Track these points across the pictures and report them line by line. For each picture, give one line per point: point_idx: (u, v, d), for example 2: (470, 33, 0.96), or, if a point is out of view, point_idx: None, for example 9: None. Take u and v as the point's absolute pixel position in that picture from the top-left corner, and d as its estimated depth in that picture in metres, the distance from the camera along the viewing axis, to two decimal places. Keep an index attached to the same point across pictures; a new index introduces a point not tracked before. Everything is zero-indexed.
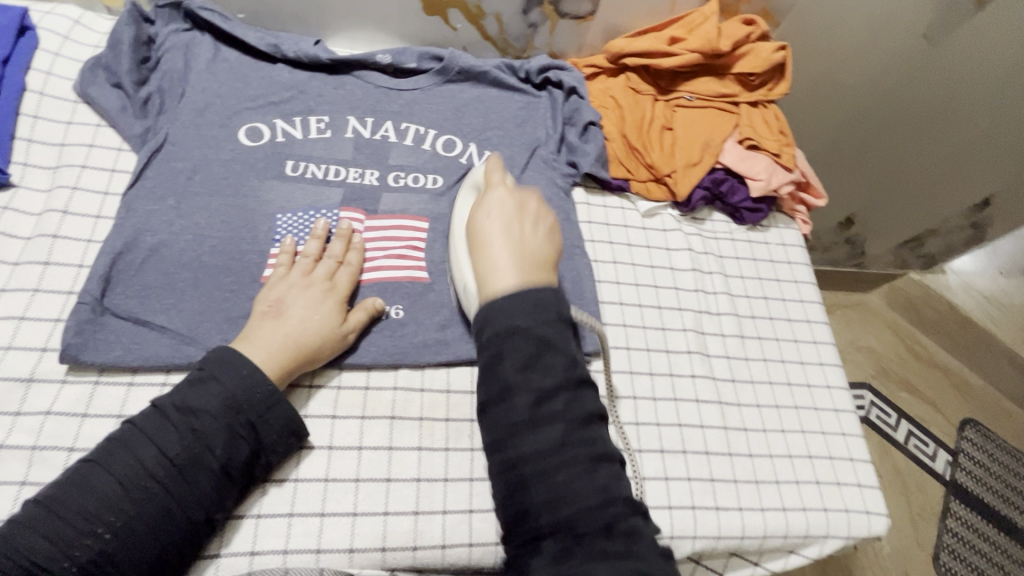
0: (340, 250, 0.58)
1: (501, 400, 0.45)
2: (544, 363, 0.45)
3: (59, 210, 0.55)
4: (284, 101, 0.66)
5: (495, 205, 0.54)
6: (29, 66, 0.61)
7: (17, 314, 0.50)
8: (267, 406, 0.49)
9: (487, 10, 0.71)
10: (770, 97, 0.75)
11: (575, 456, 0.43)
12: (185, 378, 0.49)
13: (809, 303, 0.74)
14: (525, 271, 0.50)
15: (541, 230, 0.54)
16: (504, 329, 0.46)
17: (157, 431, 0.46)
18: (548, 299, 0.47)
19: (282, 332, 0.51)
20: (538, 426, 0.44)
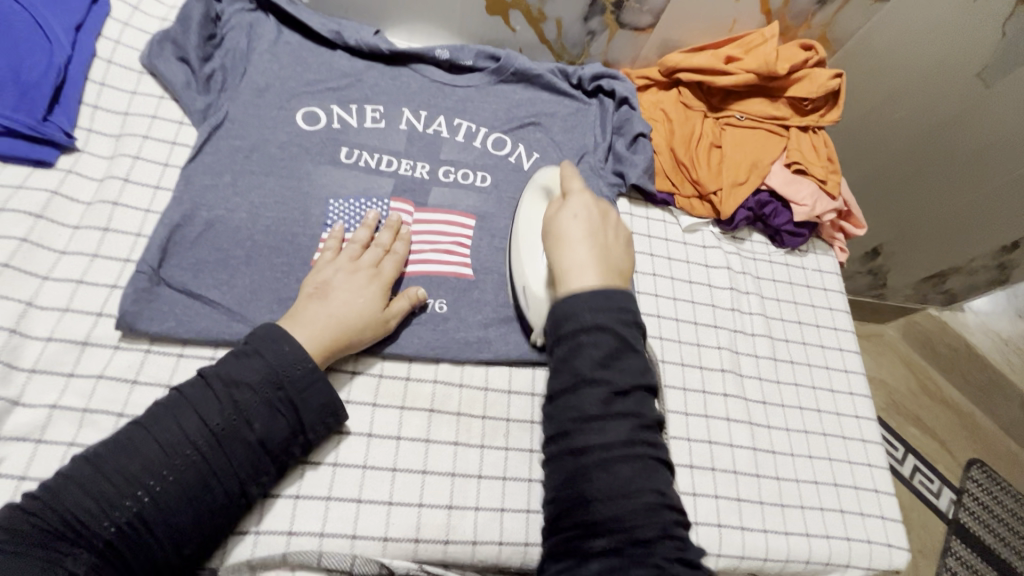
0: (387, 239, 0.58)
1: (573, 391, 0.47)
2: (621, 362, 0.48)
3: (120, 178, 0.56)
4: (341, 88, 0.67)
5: (580, 208, 0.55)
6: (99, 33, 0.62)
7: (75, 278, 0.51)
8: (308, 382, 0.48)
9: (549, 14, 0.72)
10: (822, 123, 0.75)
11: (640, 455, 0.46)
12: (229, 351, 0.49)
13: (842, 331, 0.74)
14: (605, 273, 0.52)
15: (621, 241, 0.56)
16: (588, 325, 0.48)
17: (201, 402, 0.45)
18: (631, 309, 0.50)
19: (327, 312, 0.51)
20: (606, 421, 0.46)
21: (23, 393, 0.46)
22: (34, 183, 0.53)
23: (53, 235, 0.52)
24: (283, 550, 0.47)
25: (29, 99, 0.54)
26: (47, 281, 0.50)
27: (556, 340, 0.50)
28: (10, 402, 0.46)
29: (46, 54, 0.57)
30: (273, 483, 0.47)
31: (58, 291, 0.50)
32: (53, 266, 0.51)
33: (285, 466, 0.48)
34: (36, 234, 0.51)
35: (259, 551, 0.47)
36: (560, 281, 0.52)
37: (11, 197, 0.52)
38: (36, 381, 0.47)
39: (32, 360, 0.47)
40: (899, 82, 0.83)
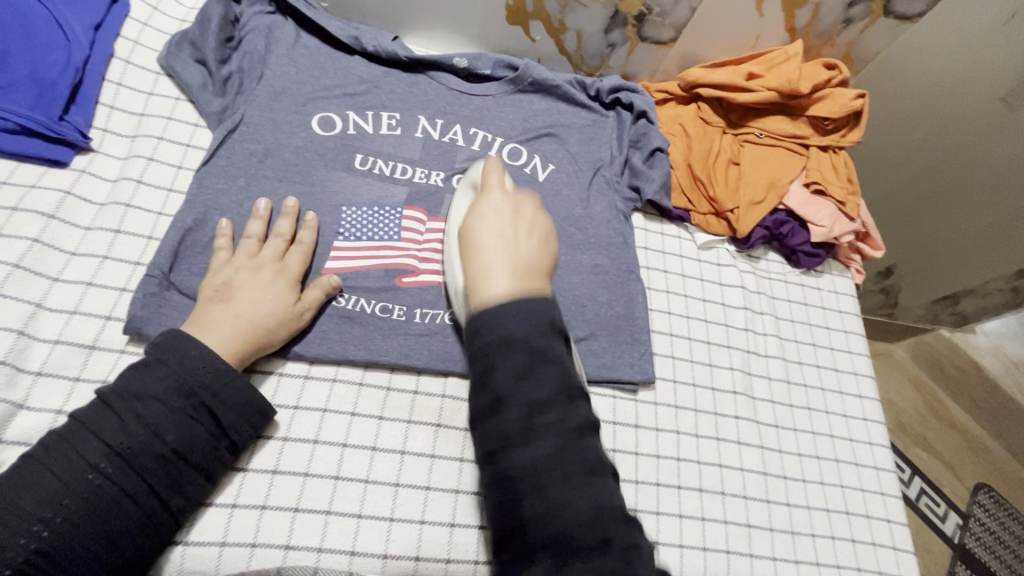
0: (287, 227, 0.56)
1: (494, 412, 0.42)
2: (537, 373, 0.42)
3: (134, 179, 0.56)
4: (358, 94, 0.66)
5: (489, 209, 0.52)
6: (119, 33, 0.62)
7: (85, 279, 0.50)
8: (222, 384, 0.46)
9: (570, 25, 0.71)
10: (842, 143, 0.74)
11: (570, 470, 0.41)
12: (130, 365, 0.46)
13: (857, 354, 0.73)
14: (515, 276, 0.47)
15: (536, 237, 0.51)
16: (495, 341, 0.43)
17: (99, 422, 0.43)
18: (541, 309, 0.44)
19: (231, 313, 0.49)
20: (531, 439, 0.41)
21: (27, 397, 0.45)
22: (47, 183, 0.53)
23: (65, 236, 0.51)
24: (280, 565, 0.46)
25: (45, 99, 0.54)
26: (57, 283, 0.49)
27: (469, 354, 0.44)
28: (14, 405, 0.45)
29: (64, 53, 0.56)
30: (201, 494, 0.45)
31: (67, 293, 0.49)
32: (62, 267, 0.50)
33: (211, 475, 0.46)
34: (47, 235, 0.51)
35: (255, 563, 0.45)
36: (471, 292, 0.47)
37: (24, 197, 0.51)
38: (42, 384, 0.46)
39: (37, 363, 0.47)
40: (921, 102, 0.82)
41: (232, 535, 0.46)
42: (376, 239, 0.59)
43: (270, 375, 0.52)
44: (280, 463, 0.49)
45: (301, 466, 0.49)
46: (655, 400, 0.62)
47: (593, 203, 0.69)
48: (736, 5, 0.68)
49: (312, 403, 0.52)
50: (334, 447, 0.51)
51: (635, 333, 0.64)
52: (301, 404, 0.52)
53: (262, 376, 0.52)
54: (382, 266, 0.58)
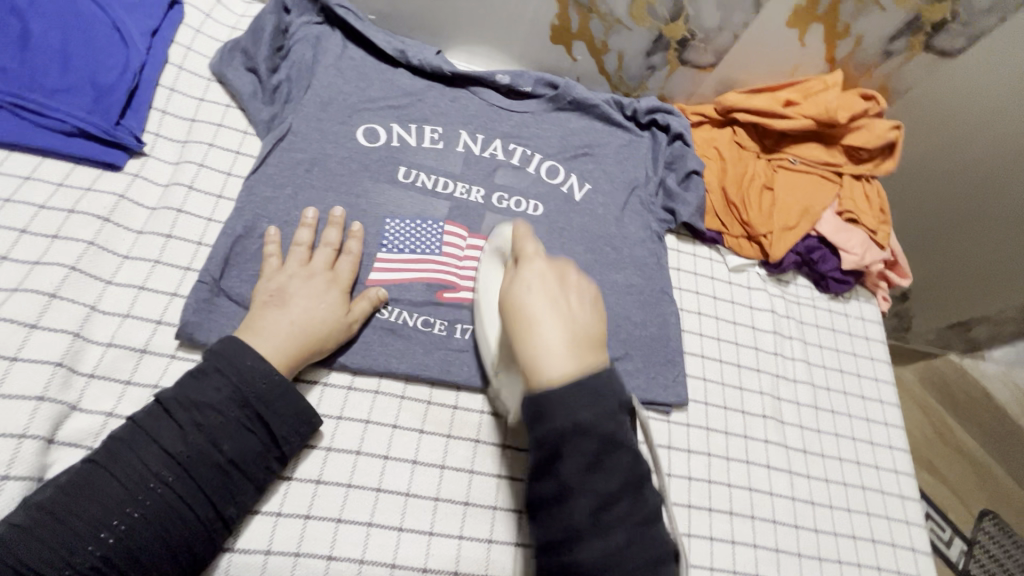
0: (336, 237, 0.57)
1: (558, 504, 0.42)
2: (608, 463, 0.41)
3: (185, 184, 0.56)
4: (401, 106, 0.67)
5: (534, 277, 0.47)
6: (173, 39, 0.63)
7: (137, 283, 0.51)
8: (276, 395, 0.47)
9: (612, 46, 0.72)
10: (875, 172, 0.75)
11: (639, 558, 0.41)
12: (187, 373, 0.47)
13: (883, 382, 0.74)
14: (575, 352, 0.43)
15: (585, 304, 0.47)
16: (565, 427, 0.41)
17: (159, 430, 0.43)
18: (604, 389, 0.42)
19: (288, 320, 0.50)
20: (600, 533, 0.41)
21: (81, 399, 0.46)
22: (102, 186, 0.54)
23: (118, 239, 0.52)
24: None
25: (103, 103, 0.55)
26: (110, 286, 0.50)
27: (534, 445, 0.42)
28: (68, 406, 0.45)
29: (122, 58, 0.57)
30: (252, 504, 0.45)
31: (120, 296, 0.50)
32: (116, 270, 0.51)
33: (263, 485, 0.46)
34: (102, 238, 0.51)
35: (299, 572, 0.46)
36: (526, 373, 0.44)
37: (80, 199, 0.52)
38: (94, 386, 0.46)
39: (91, 365, 0.47)
40: (952, 135, 0.83)
41: (277, 544, 0.46)
42: (417, 253, 0.60)
43: (315, 384, 0.53)
44: (324, 473, 0.50)
45: (344, 477, 0.50)
46: (687, 422, 0.63)
47: (628, 223, 0.70)
48: (779, 34, 0.69)
49: (356, 413, 0.53)
50: (376, 459, 0.51)
51: (668, 354, 0.64)
52: (344, 414, 0.52)
53: (307, 384, 0.53)
54: (424, 280, 0.58)
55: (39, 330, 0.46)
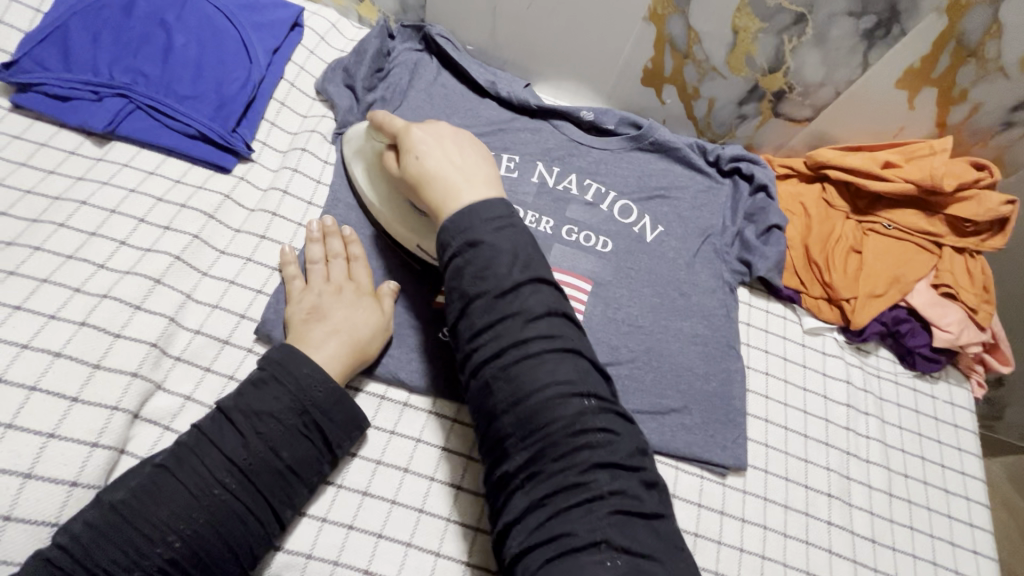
0: (339, 247, 0.56)
1: (461, 311, 0.45)
2: (496, 267, 0.44)
3: (281, 190, 0.60)
4: (485, 135, 0.69)
5: (418, 141, 0.51)
6: (290, 58, 0.68)
7: (229, 277, 0.55)
8: (332, 403, 0.48)
9: (704, 92, 0.71)
10: (981, 248, 0.69)
11: (536, 352, 0.43)
12: (246, 380, 0.48)
13: (971, 478, 0.66)
14: (472, 186, 0.49)
15: (468, 148, 0.52)
16: (461, 243, 0.45)
17: (222, 435, 0.44)
18: (497, 209, 0.46)
19: (333, 332, 0.50)
20: (495, 327, 0.43)
21: (165, 379, 0.49)
22: (211, 186, 0.59)
23: (218, 235, 0.56)
24: None
25: (224, 111, 0.60)
26: (206, 277, 0.54)
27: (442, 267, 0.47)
28: (154, 385, 0.49)
29: (245, 71, 0.63)
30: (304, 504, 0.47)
31: (212, 288, 0.54)
32: (212, 263, 0.55)
33: (315, 487, 0.47)
34: (205, 233, 0.56)
35: None
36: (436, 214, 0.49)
37: (191, 196, 0.57)
38: (179, 369, 0.50)
39: (179, 349, 0.51)
40: None
41: (319, 549, 0.47)
42: None
43: (374, 396, 0.54)
44: (372, 485, 0.50)
45: (389, 493, 0.50)
46: (743, 488, 0.59)
47: (699, 270, 0.67)
48: (887, 94, 0.66)
49: (408, 431, 0.53)
50: (421, 479, 0.52)
51: (729, 414, 0.61)
52: (397, 430, 0.53)
53: (366, 396, 0.54)
54: None
55: (141, 312, 0.50)
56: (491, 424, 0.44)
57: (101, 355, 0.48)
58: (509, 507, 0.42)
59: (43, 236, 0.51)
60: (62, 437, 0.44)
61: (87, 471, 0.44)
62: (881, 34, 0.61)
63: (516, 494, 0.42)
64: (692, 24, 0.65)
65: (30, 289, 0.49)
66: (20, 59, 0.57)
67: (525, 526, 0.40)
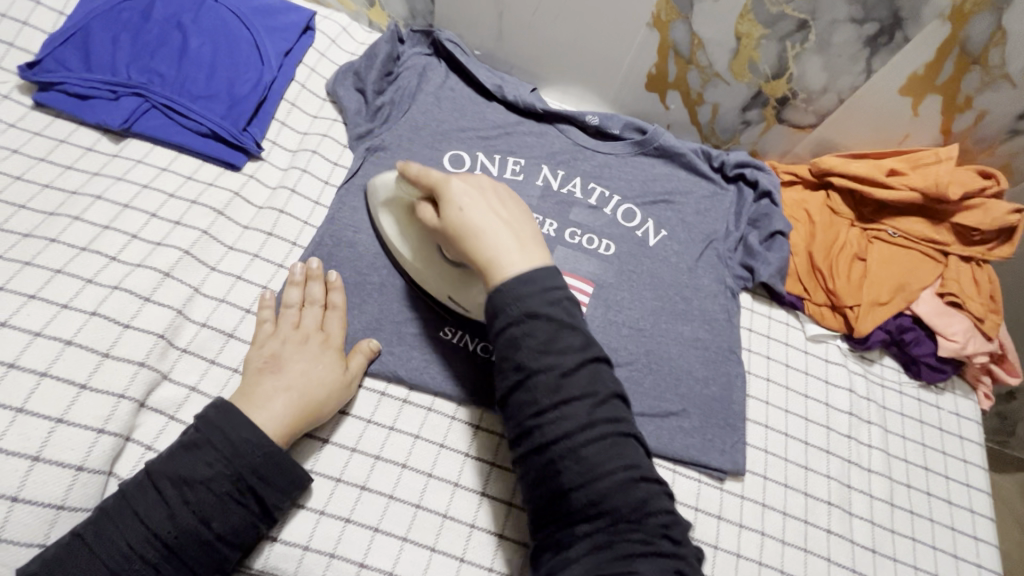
0: (320, 293, 0.56)
1: (521, 386, 0.44)
2: (560, 343, 0.44)
3: (289, 188, 0.62)
4: (490, 137, 0.69)
5: (459, 195, 0.49)
6: (301, 60, 0.70)
7: (236, 272, 0.56)
8: (270, 467, 0.46)
9: (708, 98, 0.72)
10: (988, 257, 0.68)
11: (601, 434, 0.43)
12: (179, 440, 0.46)
13: (976, 490, 0.65)
14: (521, 246, 0.48)
15: (507, 204, 0.51)
16: (518, 314, 0.45)
17: (145, 505, 0.43)
18: (555, 284, 0.46)
19: (283, 388, 0.49)
20: (563, 409, 0.43)
21: (171, 369, 0.51)
22: (222, 183, 0.60)
23: (227, 231, 0.58)
24: None
25: (235, 111, 0.62)
26: (214, 272, 0.55)
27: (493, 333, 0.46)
28: (160, 374, 0.50)
29: (258, 73, 0.65)
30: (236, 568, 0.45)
31: (219, 282, 0.55)
32: (220, 259, 0.56)
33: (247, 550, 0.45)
34: (214, 228, 0.57)
35: (331, 573, 0.47)
36: (486, 274, 0.47)
37: (202, 193, 0.59)
38: (184, 360, 0.51)
39: (186, 340, 0.52)
40: None
41: (315, 542, 0.48)
42: None
43: (374, 392, 0.55)
44: (369, 480, 0.51)
45: (387, 488, 0.51)
46: (741, 493, 0.59)
47: (701, 274, 0.68)
48: (892, 102, 0.66)
49: (407, 427, 0.54)
50: (419, 475, 0.52)
51: (729, 418, 0.61)
52: (396, 426, 0.54)
53: (367, 392, 0.55)
54: None
55: (150, 304, 0.52)
56: (555, 500, 0.43)
57: (110, 345, 0.49)
58: (565, 554, 0.42)
59: (59, 228, 0.53)
60: (69, 422, 0.45)
61: (93, 456, 0.45)
62: (884, 40, 0.61)
63: (575, 543, 0.42)
64: (695, 30, 0.66)
65: (44, 279, 0.50)
66: (43, 59, 0.60)
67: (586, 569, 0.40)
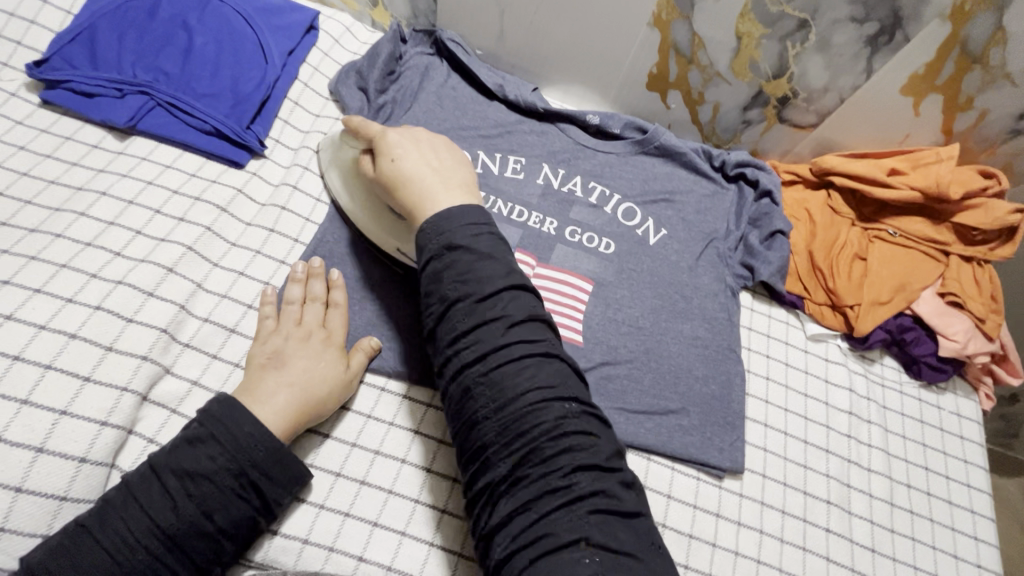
0: (321, 290, 0.56)
1: (441, 316, 0.45)
2: (479, 270, 0.45)
3: (291, 185, 0.62)
4: (491, 136, 0.70)
5: (395, 145, 0.53)
6: (305, 59, 0.71)
7: (238, 268, 0.57)
8: (273, 462, 0.46)
9: (709, 98, 0.72)
10: (990, 257, 0.68)
11: (515, 357, 0.43)
12: (182, 434, 0.46)
13: (976, 491, 0.65)
14: (450, 188, 0.50)
15: (444, 155, 0.54)
16: (440, 245, 0.46)
17: (149, 497, 0.43)
18: (476, 215, 0.47)
19: (286, 383, 0.49)
20: (476, 332, 0.44)
21: (174, 364, 0.51)
22: (225, 180, 0.61)
23: (229, 227, 0.58)
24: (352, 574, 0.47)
25: (239, 109, 0.62)
26: (217, 268, 0.56)
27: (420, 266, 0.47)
28: (163, 369, 0.50)
29: (261, 71, 0.65)
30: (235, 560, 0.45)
31: (222, 278, 0.56)
32: (223, 254, 0.57)
33: (246, 543, 0.46)
34: (217, 225, 0.58)
35: (330, 567, 0.48)
36: (415, 213, 0.50)
37: (205, 189, 0.59)
38: (186, 355, 0.52)
39: (188, 335, 0.53)
40: None
41: (315, 536, 0.48)
42: None
43: (374, 388, 0.55)
44: (369, 475, 0.51)
45: (386, 482, 0.51)
46: (740, 491, 0.59)
47: (701, 273, 0.68)
48: (892, 100, 0.66)
49: (407, 422, 0.54)
50: (418, 470, 0.52)
51: (728, 417, 0.61)
52: (396, 421, 0.54)
53: (367, 388, 0.55)
54: None
55: (153, 298, 0.52)
56: (472, 430, 0.43)
57: (113, 339, 0.49)
58: (492, 513, 0.41)
59: (65, 224, 0.54)
60: (73, 415, 0.46)
61: (96, 448, 0.46)
62: (885, 40, 0.61)
63: (500, 500, 0.41)
64: (696, 29, 0.66)
65: (49, 274, 0.51)
66: (50, 58, 0.60)
67: (510, 531, 0.40)
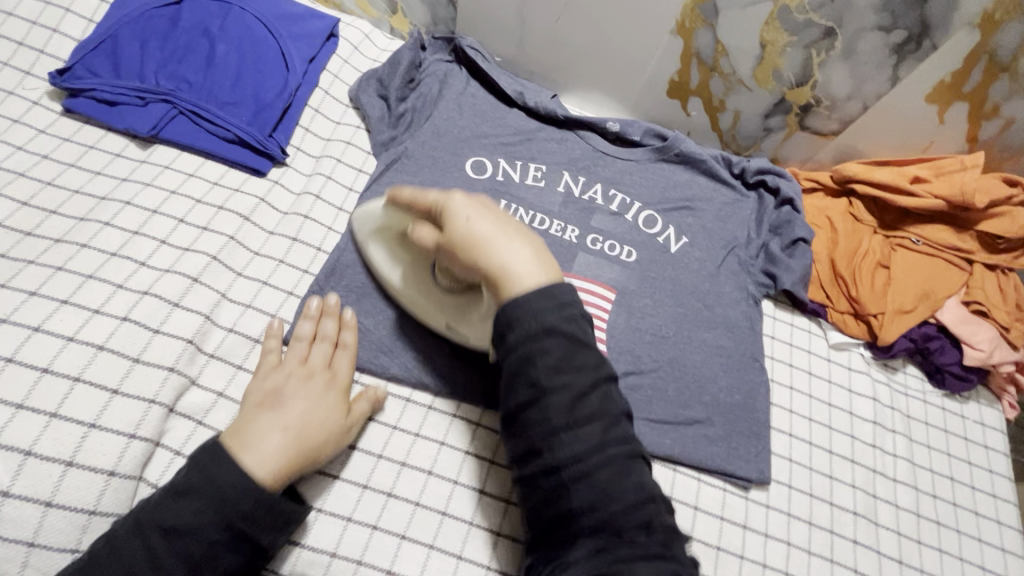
0: (332, 329, 0.54)
1: (534, 404, 0.42)
2: (578, 362, 0.43)
3: (313, 193, 0.62)
4: (512, 144, 0.70)
5: (461, 208, 0.47)
6: (325, 67, 0.70)
7: (262, 278, 0.56)
8: (262, 513, 0.43)
9: (730, 105, 0.72)
10: (1014, 265, 0.68)
11: (614, 454, 0.42)
12: (168, 484, 0.44)
13: (1002, 501, 0.64)
14: (533, 258, 0.46)
15: (509, 218, 0.49)
16: (533, 330, 0.42)
17: (132, 554, 0.41)
18: (570, 299, 0.44)
19: (282, 425, 0.47)
20: (576, 428, 0.42)
21: (199, 374, 0.51)
22: (247, 189, 0.60)
23: (252, 237, 0.58)
24: None
25: (261, 118, 0.62)
26: (240, 277, 0.56)
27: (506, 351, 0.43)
28: (189, 380, 0.50)
29: (282, 79, 0.65)
30: None
31: (246, 287, 0.55)
32: (246, 264, 0.56)
33: None
34: (240, 234, 0.58)
35: None
36: (499, 290, 0.45)
37: (228, 199, 0.59)
38: (212, 366, 0.51)
39: (213, 346, 0.52)
40: None
41: (343, 548, 0.48)
42: None
43: (399, 399, 0.55)
44: (395, 487, 0.51)
45: (413, 495, 0.51)
46: (766, 502, 0.59)
47: (723, 281, 0.67)
48: (916, 108, 0.66)
49: (432, 433, 0.54)
50: (445, 482, 0.52)
51: (754, 427, 0.61)
52: (422, 433, 0.54)
53: (392, 398, 0.55)
54: None
55: (179, 309, 0.52)
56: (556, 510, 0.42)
57: (140, 350, 0.49)
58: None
59: (89, 234, 0.53)
60: (101, 428, 0.45)
61: (124, 461, 0.45)
62: (911, 48, 0.60)
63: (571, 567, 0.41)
64: (720, 37, 0.66)
65: (76, 284, 0.50)
66: (73, 66, 0.60)
67: None
